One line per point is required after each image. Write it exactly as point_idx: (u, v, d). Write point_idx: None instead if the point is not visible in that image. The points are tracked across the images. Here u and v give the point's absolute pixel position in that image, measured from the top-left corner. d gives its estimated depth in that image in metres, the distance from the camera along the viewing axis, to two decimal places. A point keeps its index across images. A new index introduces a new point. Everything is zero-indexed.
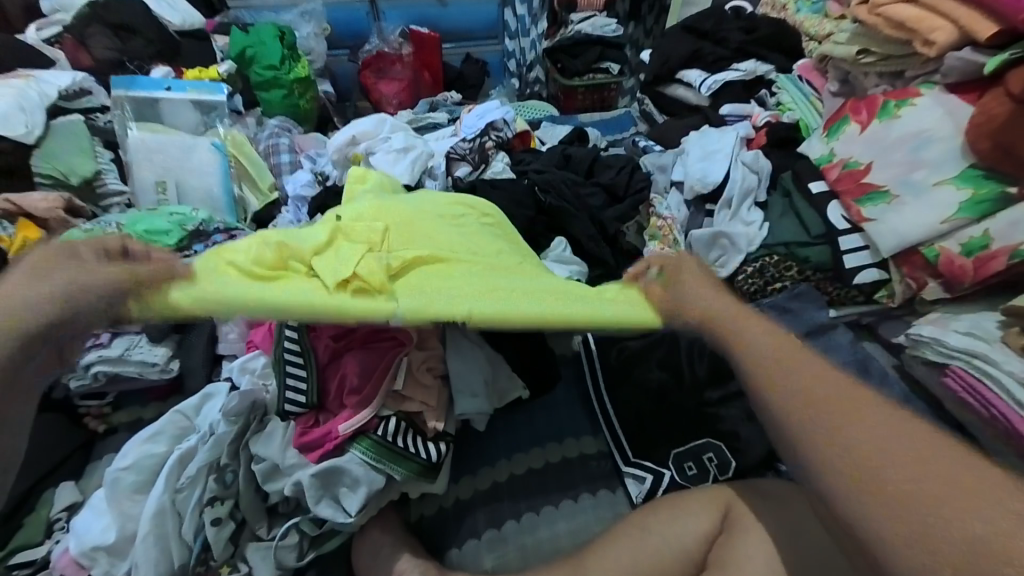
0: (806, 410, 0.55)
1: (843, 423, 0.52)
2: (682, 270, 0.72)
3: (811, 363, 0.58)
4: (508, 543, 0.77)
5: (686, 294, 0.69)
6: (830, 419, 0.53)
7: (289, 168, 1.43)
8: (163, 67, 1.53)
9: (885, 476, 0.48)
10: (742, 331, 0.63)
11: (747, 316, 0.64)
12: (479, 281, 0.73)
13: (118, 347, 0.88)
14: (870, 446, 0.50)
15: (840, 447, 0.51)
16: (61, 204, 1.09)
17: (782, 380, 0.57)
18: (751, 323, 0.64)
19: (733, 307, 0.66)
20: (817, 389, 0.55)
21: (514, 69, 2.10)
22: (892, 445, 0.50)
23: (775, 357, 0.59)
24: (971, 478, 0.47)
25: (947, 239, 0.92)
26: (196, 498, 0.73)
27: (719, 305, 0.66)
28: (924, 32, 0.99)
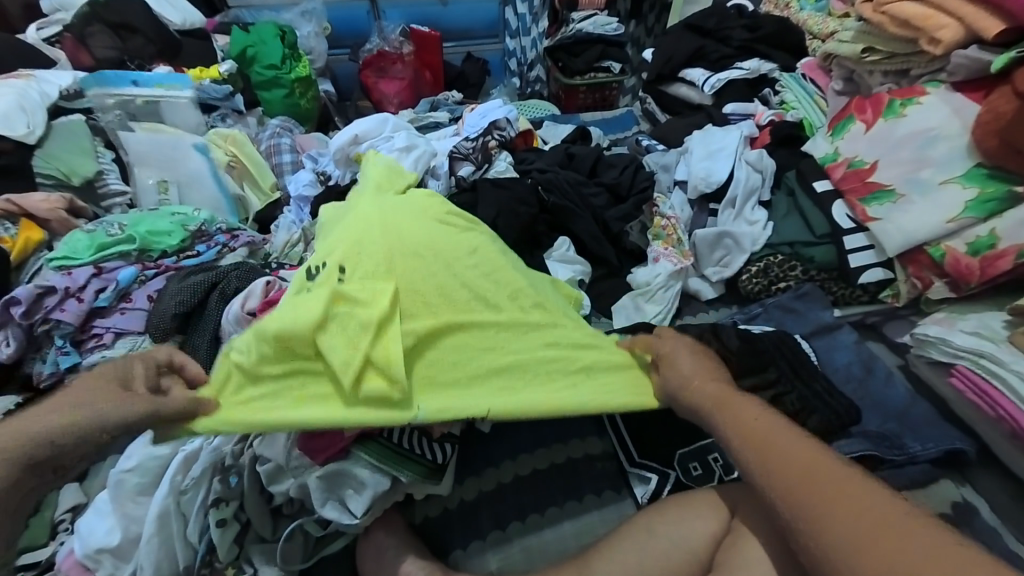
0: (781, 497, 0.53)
1: (834, 508, 0.50)
2: (672, 354, 0.72)
3: (790, 445, 0.56)
4: (513, 544, 0.77)
5: (684, 376, 0.69)
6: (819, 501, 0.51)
7: (290, 168, 1.43)
8: (164, 66, 1.52)
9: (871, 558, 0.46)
10: (727, 413, 0.62)
11: (735, 397, 0.64)
12: (494, 354, 0.73)
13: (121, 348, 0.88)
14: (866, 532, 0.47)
15: (835, 534, 0.48)
16: (62, 205, 1.09)
17: (769, 463, 0.55)
18: (735, 403, 0.63)
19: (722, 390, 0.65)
20: (787, 471, 0.54)
21: (515, 68, 2.09)
22: (883, 526, 0.48)
23: (750, 441, 0.58)
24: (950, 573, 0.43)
25: (954, 238, 0.91)
26: (200, 501, 0.72)
27: (710, 387, 0.66)
28: (931, 30, 0.98)
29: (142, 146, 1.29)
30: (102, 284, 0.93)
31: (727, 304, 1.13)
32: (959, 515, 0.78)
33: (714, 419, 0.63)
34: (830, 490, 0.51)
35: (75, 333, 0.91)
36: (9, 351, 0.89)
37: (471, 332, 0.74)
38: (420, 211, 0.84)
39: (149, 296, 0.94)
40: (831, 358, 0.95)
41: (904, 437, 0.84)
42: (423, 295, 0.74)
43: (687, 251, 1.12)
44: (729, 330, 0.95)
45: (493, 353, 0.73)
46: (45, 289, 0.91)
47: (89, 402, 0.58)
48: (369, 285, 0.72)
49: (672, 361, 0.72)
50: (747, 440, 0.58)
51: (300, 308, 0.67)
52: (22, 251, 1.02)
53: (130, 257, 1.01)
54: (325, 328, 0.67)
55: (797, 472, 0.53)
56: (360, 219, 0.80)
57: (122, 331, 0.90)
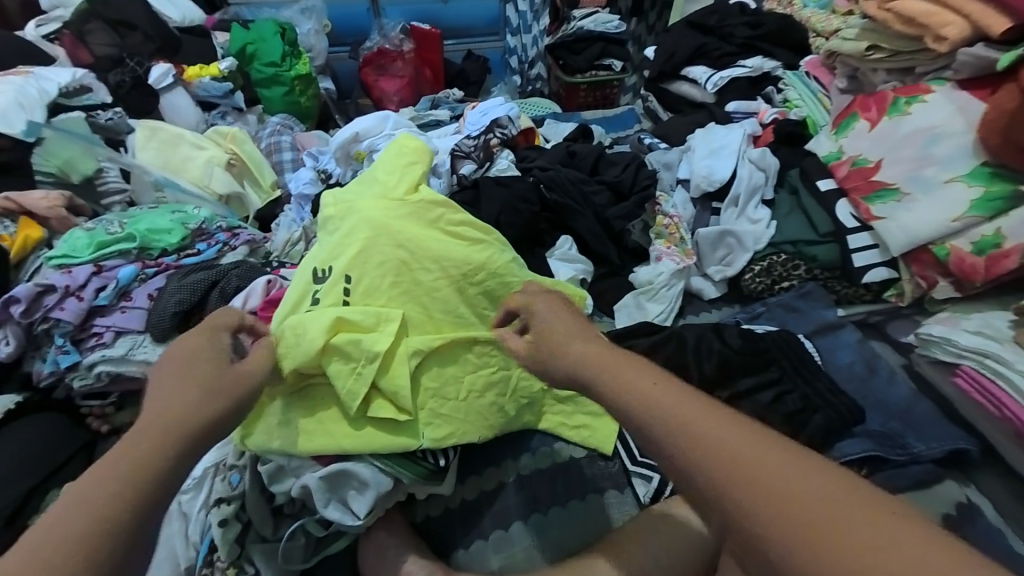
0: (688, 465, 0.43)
1: (746, 473, 0.41)
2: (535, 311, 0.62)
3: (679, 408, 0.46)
4: (515, 544, 0.77)
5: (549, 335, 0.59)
6: (756, 496, 0.40)
7: (290, 166, 1.46)
8: (163, 64, 1.51)
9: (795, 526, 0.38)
10: (631, 387, 0.50)
11: (640, 368, 0.51)
12: (492, 375, 0.77)
13: (122, 347, 0.88)
14: (811, 527, 0.37)
15: (763, 511, 0.39)
16: (62, 203, 1.08)
17: (690, 452, 0.43)
18: (621, 361, 0.53)
19: (625, 358, 0.53)
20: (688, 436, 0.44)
21: (516, 66, 2.08)
22: (811, 493, 0.39)
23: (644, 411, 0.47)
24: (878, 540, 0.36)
25: (959, 237, 0.91)
26: (202, 500, 0.74)
27: (608, 359, 0.53)
28: (936, 27, 0.97)
29: (142, 145, 1.28)
30: (102, 282, 0.93)
31: (729, 303, 1.13)
32: (961, 515, 0.78)
33: (603, 388, 0.52)
34: (763, 478, 0.40)
35: (75, 331, 0.90)
36: (9, 350, 0.88)
37: (472, 351, 0.76)
38: (428, 218, 0.80)
39: (149, 294, 0.93)
40: (833, 357, 0.95)
41: (908, 436, 0.83)
42: (426, 312, 0.76)
43: (690, 250, 1.13)
44: (733, 327, 0.97)
45: (491, 376, 0.77)
46: (45, 288, 0.90)
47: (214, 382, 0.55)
48: (374, 305, 0.74)
49: (563, 342, 0.57)
50: (659, 423, 0.46)
51: (310, 331, 0.69)
52: (21, 249, 1.02)
53: (130, 254, 1.00)
54: (329, 355, 0.69)
55: (723, 458, 0.42)
56: (368, 225, 0.77)
57: (122, 329, 0.90)
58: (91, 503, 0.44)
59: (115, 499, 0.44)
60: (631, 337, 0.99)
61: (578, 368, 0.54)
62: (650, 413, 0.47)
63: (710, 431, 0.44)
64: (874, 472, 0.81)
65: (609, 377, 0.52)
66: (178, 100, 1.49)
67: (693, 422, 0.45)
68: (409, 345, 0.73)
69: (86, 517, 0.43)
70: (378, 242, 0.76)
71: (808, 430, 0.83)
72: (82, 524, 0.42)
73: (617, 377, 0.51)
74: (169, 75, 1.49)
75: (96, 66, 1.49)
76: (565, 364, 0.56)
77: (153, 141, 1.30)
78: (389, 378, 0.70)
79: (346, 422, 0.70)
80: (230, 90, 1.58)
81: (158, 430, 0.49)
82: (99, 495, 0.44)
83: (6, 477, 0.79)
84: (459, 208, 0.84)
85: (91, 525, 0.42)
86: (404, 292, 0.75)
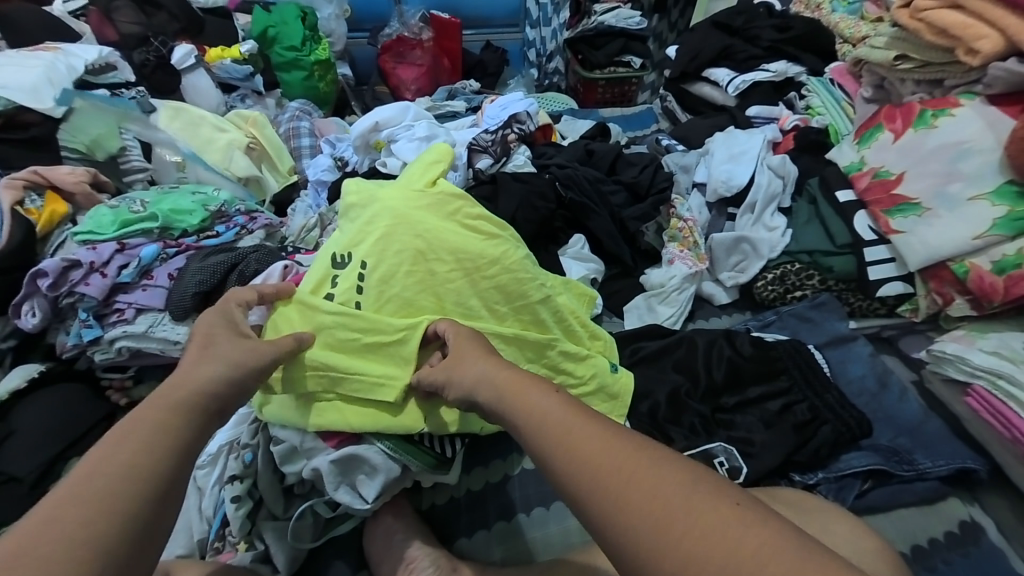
0: (581, 481, 0.48)
1: (626, 483, 0.46)
2: (463, 348, 0.66)
3: (570, 431, 0.52)
4: (518, 536, 0.78)
5: (457, 356, 0.65)
6: (611, 498, 0.46)
7: (308, 152, 1.47)
8: (186, 44, 1.53)
9: (666, 524, 0.43)
10: (517, 401, 0.57)
11: (527, 383, 0.58)
12: None
13: (143, 324, 0.90)
14: (653, 516, 0.44)
15: (642, 516, 0.44)
16: (87, 179, 1.10)
17: (570, 460, 0.50)
18: (527, 387, 0.58)
19: (520, 375, 0.60)
20: (578, 450, 0.50)
21: (534, 59, 2.07)
22: (681, 492, 0.45)
23: (543, 433, 0.53)
24: (726, 515, 0.43)
25: (979, 255, 0.90)
26: (217, 476, 0.75)
27: (502, 374, 0.60)
28: (969, 40, 0.96)
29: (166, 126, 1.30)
30: (125, 260, 0.94)
31: (740, 309, 1.12)
32: (966, 534, 0.78)
33: (512, 416, 0.57)
34: (612, 478, 0.47)
35: (99, 307, 0.92)
36: (36, 322, 0.91)
37: None
38: (447, 211, 0.81)
39: (170, 274, 0.95)
40: (844, 369, 0.95)
41: (914, 452, 0.83)
42: (438, 303, 0.77)
43: (703, 254, 1.12)
44: (744, 335, 0.97)
45: None
46: (71, 262, 0.92)
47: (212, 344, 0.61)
48: (388, 293, 0.75)
49: (463, 364, 0.64)
50: (541, 434, 0.53)
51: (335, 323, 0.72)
52: (47, 224, 1.04)
53: (153, 234, 1.01)
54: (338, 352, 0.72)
55: (586, 466, 0.48)
56: (390, 214, 0.78)
57: (143, 307, 0.92)
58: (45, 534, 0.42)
59: (140, 460, 0.48)
60: (639, 339, 0.99)
61: (475, 384, 0.61)
62: (533, 428, 0.54)
63: (576, 442, 0.50)
64: (878, 486, 0.82)
65: (502, 393, 0.59)
66: (200, 81, 1.50)
67: (565, 432, 0.52)
68: (412, 329, 0.72)
69: (109, 476, 0.47)
70: (398, 231, 0.77)
71: (816, 441, 0.83)
72: (49, 546, 0.42)
73: (508, 394, 0.58)
74: (192, 56, 1.51)
75: (122, 44, 1.51)
76: (462, 379, 0.63)
77: (178, 121, 1.32)
78: (393, 360, 0.71)
79: (348, 408, 0.71)
80: (251, 73, 1.60)
81: (163, 418, 0.52)
82: (56, 530, 0.43)
83: (32, 443, 0.83)
84: (476, 202, 0.84)
85: (114, 482, 0.46)
86: (418, 282, 0.76)
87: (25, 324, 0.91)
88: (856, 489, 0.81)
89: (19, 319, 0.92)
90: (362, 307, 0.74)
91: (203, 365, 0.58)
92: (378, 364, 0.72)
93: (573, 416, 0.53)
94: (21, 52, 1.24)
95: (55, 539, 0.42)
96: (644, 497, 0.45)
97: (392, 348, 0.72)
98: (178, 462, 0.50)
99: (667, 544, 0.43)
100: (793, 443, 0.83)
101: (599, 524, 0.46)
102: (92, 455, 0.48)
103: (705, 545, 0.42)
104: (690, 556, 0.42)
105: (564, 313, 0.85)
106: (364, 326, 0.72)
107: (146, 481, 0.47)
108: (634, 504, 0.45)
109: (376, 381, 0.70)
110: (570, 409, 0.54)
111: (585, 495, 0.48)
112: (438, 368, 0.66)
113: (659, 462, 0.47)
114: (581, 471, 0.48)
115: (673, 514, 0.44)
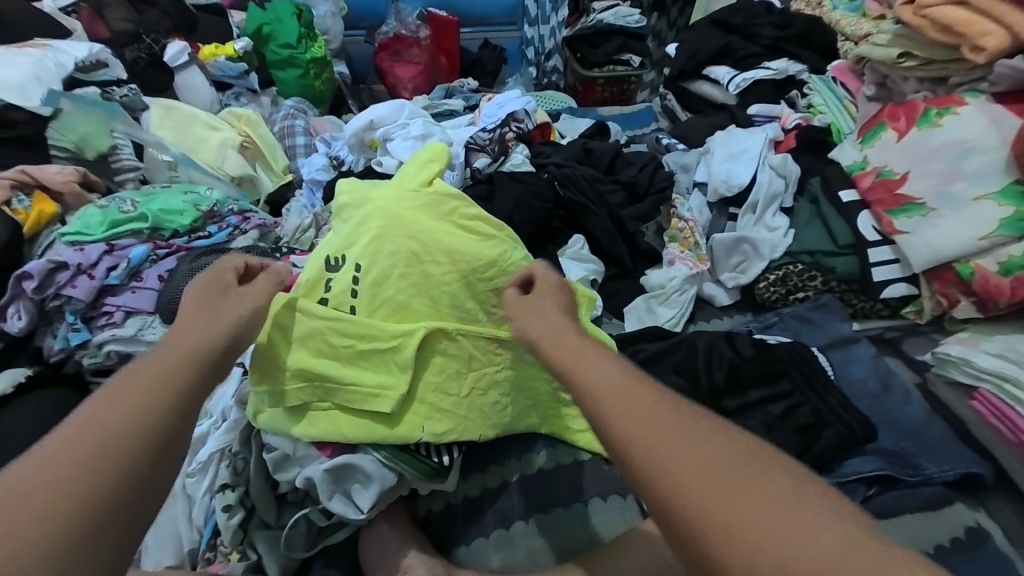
0: (643, 444, 0.45)
1: (693, 452, 0.43)
2: (542, 293, 0.68)
3: (636, 396, 0.49)
4: (516, 543, 0.77)
5: (534, 304, 0.66)
6: (657, 460, 0.44)
7: (303, 151, 1.44)
8: (178, 41, 1.51)
9: (736, 498, 0.40)
10: (578, 364, 0.55)
11: (590, 349, 0.57)
12: (497, 371, 0.76)
13: (132, 327, 0.88)
14: (722, 489, 0.41)
15: (708, 487, 0.41)
16: (76, 178, 1.08)
17: (633, 422, 0.47)
18: (591, 352, 0.56)
19: (583, 340, 0.59)
20: (642, 412, 0.47)
21: (532, 57, 2.04)
22: (750, 470, 0.42)
23: (606, 394, 0.50)
24: (794, 499, 0.40)
25: (984, 256, 0.89)
26: (206, 484, 0.73)
27: (566, 338, 0.59)
28: (973, 37, 0.95)
29: (157, 124, 1.28)
30: (114, 261, 0.92)
31: (740, 311, 1.11)
32: (971, 540, 0.76)
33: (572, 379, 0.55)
34: (678, 447, 0.44)
35: (87, 309, 0.90)
36: (22, 325, 0.89)
37: (476, 341, 0.75)
38: (443, 211, 0.79)
39: (160, 276, 0.93)
40: (846, 371, 0.94)
41: (919, 457, 0.82)
42: (433, 305, 0.75)
43: (704, 255, 1.11)
44: (745, 336, 0.96)
45: (495, 370, 0.76)
46: (57, 264, 0.90)
47: (209, 301, 0.63)
48: (382, 296, 0.73)
49: (529, 325, 0.63)
50: (603, 395, 0.50)
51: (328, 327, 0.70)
52: (35, 224, 1.02)
53: (143, 234, 0.99)
54: (331, 361, 0.71)
55: (643, 428, 0.46)
56: (384, 215, 0.76)
57: (132, 309, 0.90)
58: (24, 509, 0.41)
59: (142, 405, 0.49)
60: (638, 341, 0.98)
61: (541, 343, 0.60)
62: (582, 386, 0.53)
63: (640, 406, 0.48)
64: (883, 492, 0.80)
65: (555, 352, 0.59)
66: (193, 79, 1.48)
67: (629, 395, 0.49)
68: (410, 339, 0.71)
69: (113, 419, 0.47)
70: (393, 232, 0.75)
71: (819, 445, 0.81)
72: (54, 484, 0.42)
73: (570, 356, 0.57)
74: (184, 54, 1.48)
75: (113, 41, 1.48)
76: (531, 336, 0.62)
77: (169, 120, 1.30)
78: (390, 371, 0.71)
79: (343, 418, 0.70)
80: (246, 70, 1.57)
81: (167, 368, 0.53)
82: (36, 504, 0.41)
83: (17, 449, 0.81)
84: (473, 202, 0.82)
85: (119, 425, 0.47)
86: (413, 284, 0.74)
87: (10, 328, 0.89)
88: (860, 495, 0.80)
89: (5, 322, 0.90)
90: (356, 311, 0.73)
91: (202, 332, 0.58)
92: (374, 375, 0.71)
93: (626, 379, 0.52)
94: (9, 49, 1.23)
95: (56, 480, 0.43)
96: (694, 464, 0.43)
97: (388, 357, 0.71)
98: (178, 407, 0.50)
99: (735, 522, 0.39)
100: (795, 447, 0.81)
101: (656, 490, 0.43)
102: (99, 400, 0.49)
103: (751, 520, 0.39)
104: (734, 532, 0.39)
105: None
106: (359, 333, 0.71)
107: (148, 424, 0.48)
108: (701, 476, 0.42)
109: (372, 392, 0.70)
110: (624, 373, 0.53)
111: (640, 457, 0.45)
112: (523, 303, 0.66)
113: (725, 440, 0.45)
114: (627, 432, 0.47)
115: (743, 490, 0.41)
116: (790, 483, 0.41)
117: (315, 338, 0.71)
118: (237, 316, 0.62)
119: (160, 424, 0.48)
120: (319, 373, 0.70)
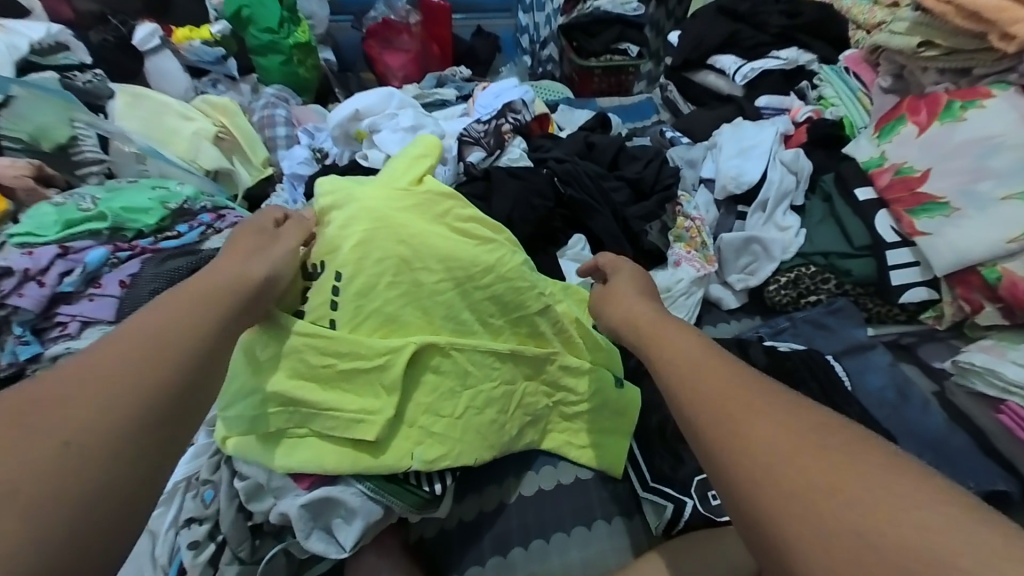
0: (701, 403, 0.46)
1: (754, 414, 0.43)
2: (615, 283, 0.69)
3: (705, 361, 0.50)
4: (515, 571, 0.71)
5: (611, 291, 0.68)
6: (729, 427, 0.43)
7: (284, 143, 1.33)
8: (149, 23, 1.40)
9: (794, 457, 0.39)
10: (650, 336, 0.57)
11: (662, 324, 0.58)
12: (495, 387, 0.70)
13: (89, 339, 0.80)
14: (784, 451, 0.40)
15: (767, 445, 0.41)
16: (30, 172, 1.00)
17: (694, 383, 0.48)
18: (666, 326, 0.58)
19: (657, 316, 0.60)
20: (705, 376, 0.48)
21: (526, 46, 1.91)
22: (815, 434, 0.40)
23: (675, 358, 0.52)
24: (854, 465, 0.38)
25: (1012, 259, 0.84)
26: (171, 517, 0.66)
27: (642, 314, 0.61)
28: (1005, 24, 0.89)
29: (124, 113, 1.18)
30: (68, 266, 0.84)
31: (749, 314, 1.05)
32: None
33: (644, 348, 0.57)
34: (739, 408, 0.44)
35: (39, 320, 0.82)
36: None
37: (472, 356, 0.69)
38: (435, 212, 0.72)
39: (121, 281, 0.84)
40: (863, 380, 0.88)
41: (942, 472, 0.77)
42: (426, 317, 0.68)
43: (711, 257, 1.04)
44: (756, 343, 0.91)
45: (492, 387, 0.70)
46: (2, 270, 0.81)
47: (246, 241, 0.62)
48: (366, 308, 0.66)
49: (608, 305, 0.66)
50: (671, 360, 0.52)
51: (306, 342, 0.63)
52: None
53: (102, 236, 0.91)
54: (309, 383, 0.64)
55: (704, 390, 0.47)
56: (369, 216, 0.69)
57: (89, 320, 0.82)
58: (61, 418, 0.40)
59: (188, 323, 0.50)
60: None
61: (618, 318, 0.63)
62: (659, 353, 0.54)
63: (705, 370, 0.48)
64: None
65: (634, 326, 0.61)
66: (166, 64, 1.37)
67: (696, 361, 0.50)
68: (396, 356, 0.65)
69: (158, 330, 0.48)
70: (378, 235, 0.68)
71: None
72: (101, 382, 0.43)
73: (643, 329, 0.59)
74: (155, 36, 1.37)
75: (79, 24, 1.39)
76: (612, 313, 0.65)
77: (138, 110, 1.20)
78: (376, 394, 0.65)
79: (323, 446, 0.63)
80: (224, 56, 1.47)
81: (208, 296, 0.54)
82: (78, 398, 0.42)
83: None
84: (469, 202, 0.74)
85: (162, 339, 0.48)
86: (402, 293, 0.68)
87: None
88: None
89: None
90: (336, 325, 0.66)
91: (238, 265, 0.58)
92: (357, 398, 0.64)
93: (699, 352, 0.51)
94: None
95: (98, 380, 0.43)
96: (752, 425, 0.42)
97: (373, 378, 0.65)
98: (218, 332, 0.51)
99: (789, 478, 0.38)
100: None
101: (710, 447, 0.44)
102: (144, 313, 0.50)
103: (829, 496, 0.37)
104: (790, 503, 0.38)
105: (565, 324, 0.77)
106: (341, 351, 0.64)
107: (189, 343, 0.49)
108: (758, 435, 0.41)
109: (356, 418, 0.63)
110: (708, 346, 0.52)
111: (698, 415, 0.46)
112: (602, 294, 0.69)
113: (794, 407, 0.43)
114: (699, 397, 0.46)
115: (803, 452, 0.39)
116: (889, 475, 0.37)
117: (290, 357, 0.64)
118: (273, 260, 0.61)
119: (191, 368, 0.48)
120: (297, 397, 0.63)
